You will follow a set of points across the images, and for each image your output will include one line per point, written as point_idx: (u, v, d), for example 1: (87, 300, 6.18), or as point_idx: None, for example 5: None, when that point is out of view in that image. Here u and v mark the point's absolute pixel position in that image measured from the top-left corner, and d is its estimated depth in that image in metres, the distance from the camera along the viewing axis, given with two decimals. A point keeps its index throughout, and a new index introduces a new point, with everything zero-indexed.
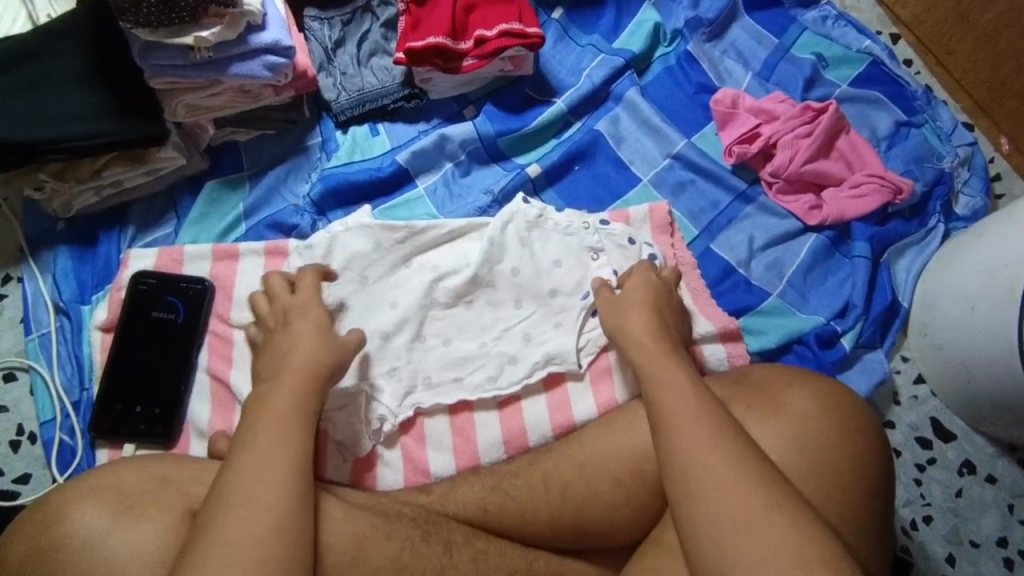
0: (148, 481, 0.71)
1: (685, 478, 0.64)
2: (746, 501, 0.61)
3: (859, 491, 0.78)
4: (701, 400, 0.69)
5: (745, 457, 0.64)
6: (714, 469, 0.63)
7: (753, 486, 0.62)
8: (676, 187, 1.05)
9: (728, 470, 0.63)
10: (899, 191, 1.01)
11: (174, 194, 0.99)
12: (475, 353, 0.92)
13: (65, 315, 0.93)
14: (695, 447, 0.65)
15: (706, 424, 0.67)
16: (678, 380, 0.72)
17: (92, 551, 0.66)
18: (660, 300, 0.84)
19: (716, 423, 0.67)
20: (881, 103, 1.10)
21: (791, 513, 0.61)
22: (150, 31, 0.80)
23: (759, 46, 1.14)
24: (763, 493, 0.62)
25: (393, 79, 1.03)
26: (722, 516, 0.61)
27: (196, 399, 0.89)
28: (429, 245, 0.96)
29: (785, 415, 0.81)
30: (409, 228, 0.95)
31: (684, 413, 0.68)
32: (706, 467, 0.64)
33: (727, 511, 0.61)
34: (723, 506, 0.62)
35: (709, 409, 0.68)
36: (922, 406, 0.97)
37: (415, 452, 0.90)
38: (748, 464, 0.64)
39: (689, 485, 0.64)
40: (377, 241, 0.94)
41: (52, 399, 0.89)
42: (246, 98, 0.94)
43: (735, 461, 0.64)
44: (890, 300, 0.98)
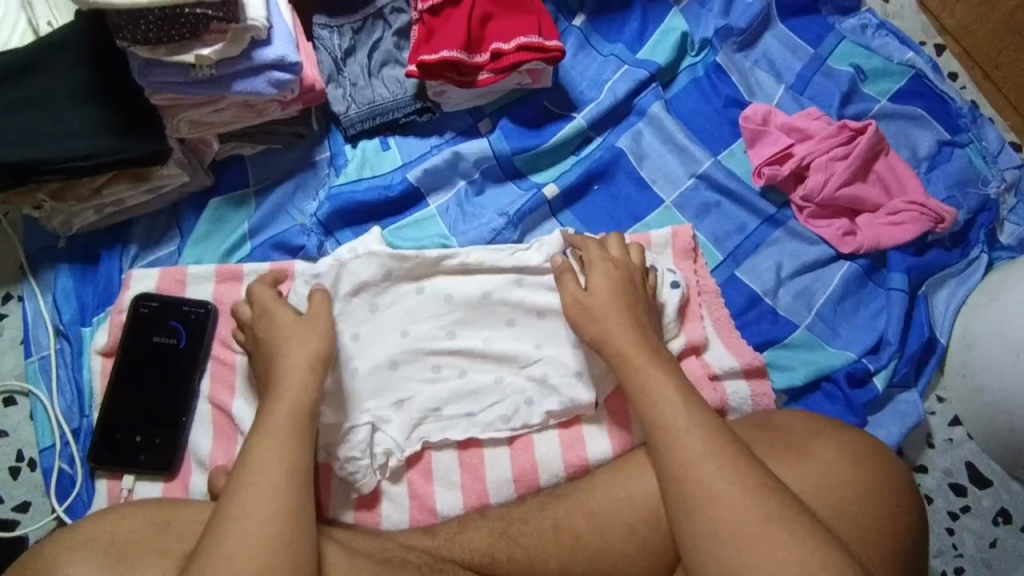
0: (149, 525, 0.70)
1: (682, 492, 0.69)
2: (744, 511, 0.66)
3: (887, 550, 0.75)
4: (688, 410, 0.73)
5: (737, 467, 0.68)
6: (714, 486, 0.67)
7: (748, 499, 0.66)
8: (700, 209, 0.99)
9: (724, 483, 0.67)
10: (941, 220, 0.95)
11: (177, 211, 0.96)
12: (489, 387, 0.89)
13: (65, 338, 0.90)
14: (685, 461, 0.70)
15: (699, 436, 0.70)
16: (667, 394, 0.74)
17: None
18: (632, 290, 0.83)
19: (707, 434, 0.70)
20: (923, 120, 1.03)
21: (785, 519, 0.65)
22: (150, 48, 0.75)
23: (793, 57, 1.07)
24: (760, 502, 0.66)
25: (405, 91, 0.99)
26: (721, 526, 0.66)
27: (198, 428, 0.86)
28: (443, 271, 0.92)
29: (811, 464, 0.77)
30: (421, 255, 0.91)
31: (674, 427, 0.71)
32: (705, 480, 0.68)
33: (722, 525, 0.66)
34: (717, 520, 0.66)
35: (696, 419, 0.72)
36: (956, 450, 0.92)
37: (422, 489, 0.87)
38: (740, 474, 0.68)
39: (686, 499, 0.68)
40: (388, 270, 0.90)
41: (52, 425, 0.87)
42: (251, 113, 0.89)
43: (719, 468, 0.68)
44: (927, 338, 0.92)
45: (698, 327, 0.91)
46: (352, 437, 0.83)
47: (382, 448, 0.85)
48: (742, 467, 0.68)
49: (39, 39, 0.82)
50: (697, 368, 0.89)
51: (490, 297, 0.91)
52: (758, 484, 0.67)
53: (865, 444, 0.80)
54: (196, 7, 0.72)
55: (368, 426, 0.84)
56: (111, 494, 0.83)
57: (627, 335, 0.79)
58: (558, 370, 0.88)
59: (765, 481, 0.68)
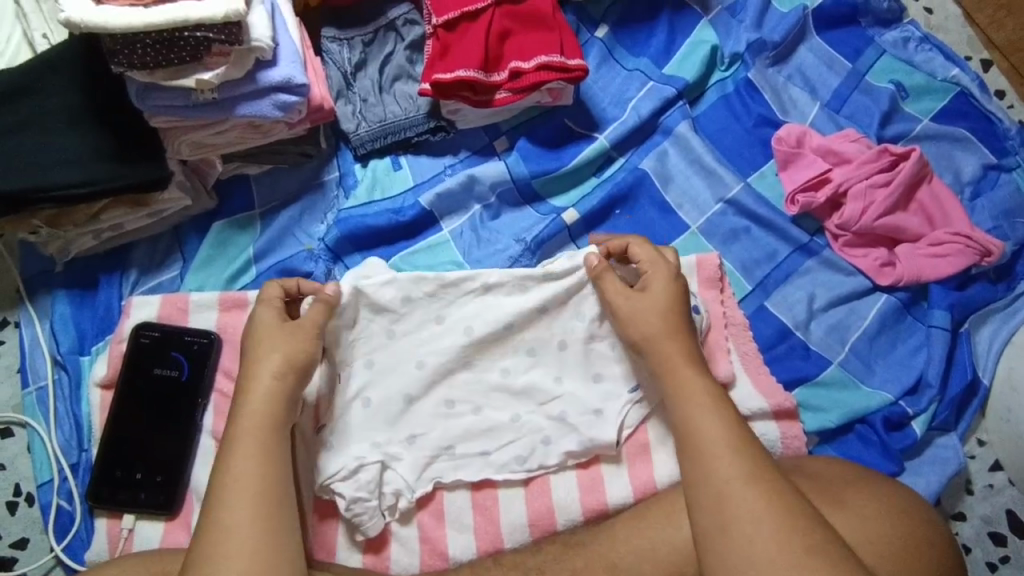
0: None
1: (718, 510, 0.65)
2: (784, 538, 0.62)
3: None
4: (731, 426, 0.69)
5: (780, 491, 0.64)
6: (754, 507, 0.63)
7: (789, 527, 0.63)
8: (729, 236, 0.94)
9: (764, 506, 0.63)
10: (987, 253, 0.90)
11: (179, 234, 0.92)
12: (505, 425, 0.84)
13: (63, 368, 0.87)
14: (729, 479, 0.65)
15: (742, 454, 0.67)
16: (710, 408, 0.70)
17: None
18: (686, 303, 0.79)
19: (748, 455, 0.67)
20: (968, 142, 0.97)
21: (827, 553, 0.62)
22: (147, 73, 0.71)
23: (830, 72, 1.01)
24: (801, 531, 0.62)
25: (418, 108, 0.93)
26: (759, 550, 0.62)
27: (200, 464, 0.82)
28: (461, 298, 0.86)
29: (852, 513, 0.72)
30: (440, 280, 0.85)
31: (717, 446, 0.67)
32: (744, 503, 0.64)
33: (762, 549, 0.62)
34: (757, 544, 0.62)
35: (740, 436, 0.68)
36: (997, 496, 0.87)
37: (432, 532, 0.82)
38: (783, 498, 0.64)
39: (722, 518, 0.64)
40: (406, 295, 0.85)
41: (49, 459, 0.84)
42: (257, 134, 0.84)
43: (766, 492, 0.64)
44: (969, 379, 0.87)
45: (727, 363, 0.85)
46: (360, 476, 0.79)
47: (391, 488, 0.81)
48: (786, 493, 0.64)
49: (36, 57, 0.78)
50: None
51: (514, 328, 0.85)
52: (801, 513, 0.63)
53: (903, 494, 0.75)
54: (195, 29, 0.68)
55: (377, 465, 0.80)
56: (110, 534, 0.80)
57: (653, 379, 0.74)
58: (578, 409, 0.84)
59: (808, 509, 0.64)
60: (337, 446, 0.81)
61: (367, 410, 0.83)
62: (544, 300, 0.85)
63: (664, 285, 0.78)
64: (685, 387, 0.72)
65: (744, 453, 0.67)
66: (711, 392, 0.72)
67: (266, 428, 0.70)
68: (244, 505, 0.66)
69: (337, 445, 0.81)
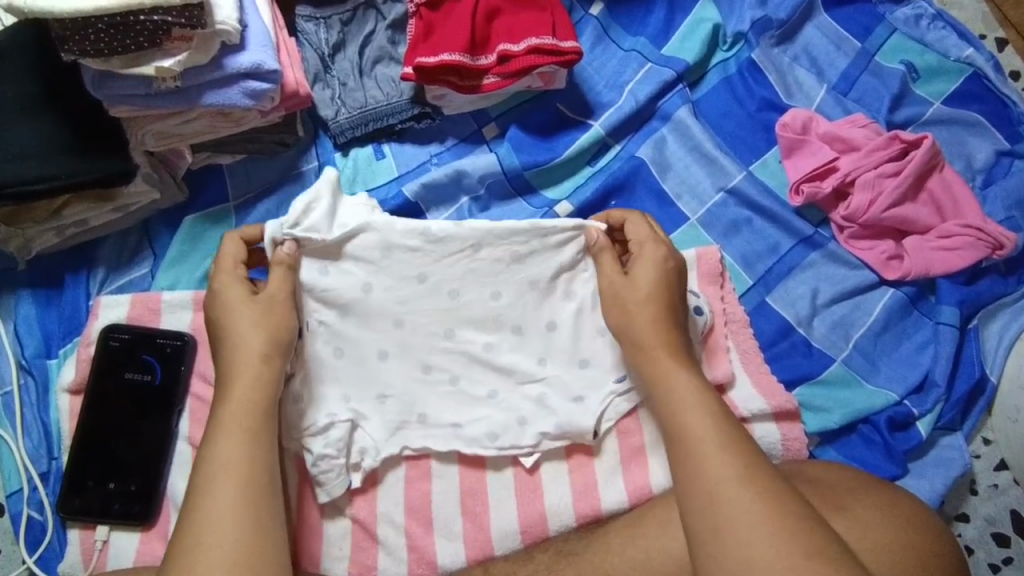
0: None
1: (713, 511, 0.61)
2: (782, 538, 0.58)
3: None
4: (722, 426, 0.65)
5: (775, 490, 0.61)
6: (745, 512, 0.60)
7: (786, 527, 0.59)
8: (729, 228, 0.90)
9: (760, 504, 0.60)
10: (998, 246, 0.85)
11: (149, 229, 0.86)
12: (483, 399, 0.82)
13: (29, 373, 0.82)
14: (722, 478, 0.62)
15: (735, 454, 0.63)
16: (702, 403, 0.67)
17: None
18: (675, 290, 0.76)
19: (743, 454, 0.63)
20: (980, 127, 0.93)
21: (828, 556, 0.58)
22: (103, 61, 0.66)
23: (838, 51, 0.96)
24: (798, 531, 0.59)
25: (401, 93, 0.88)
26: (756, 553, 0.58)
27: (176, 474, 0.79)
28: (445, 254, 0.80)
29: (849, 520, 0.69)
30: (425, 235, 0.80)
31: (710, 442, 0.64)
32: (741, 502, 0.60)
33: (757, 552, 0.58)
34: (755, 547, 0.58)
35: (731, 436, 0.65)
36: (1002, 496, 0.84)
37: (420, 541, 0.79)
38: (778, 497, 0.60)
39: (717, 520, 0.60)
40: (386, 253, 0.80)
41: (18, 469, 0.79)
42: (227, 122, 0.79)
43: (761, 490, 0.61)
44: (977, 378, 0.84)
45: (725, 363, 0.82)
46: (330, 433, 0.77)
47: (359, 445, 0.79)
48: (787, 503, 0.60)
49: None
50: None
51: (499, 299, 0.81)
52: (798, 514, 0.60)
53: (901, 499, 0.72)
54: (152, 13, 0.62)
55: (346, 425, 0.78)
56: (84, 545, 0.77)
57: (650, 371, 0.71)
58: (576, 407, 0.80)
59: (801, 512, 0.60)
60: (309, 398, 0.78)
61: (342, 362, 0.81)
62: (531, 277, 0.81)
63: (654, 269, 0.75)
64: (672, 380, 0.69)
65: (736, 448, 0.63)
66: (696, 388, 0.69)
67: (234, 426, 0.66)
68: (215, 509, 0.62)
69: (309, 396, 0.79)
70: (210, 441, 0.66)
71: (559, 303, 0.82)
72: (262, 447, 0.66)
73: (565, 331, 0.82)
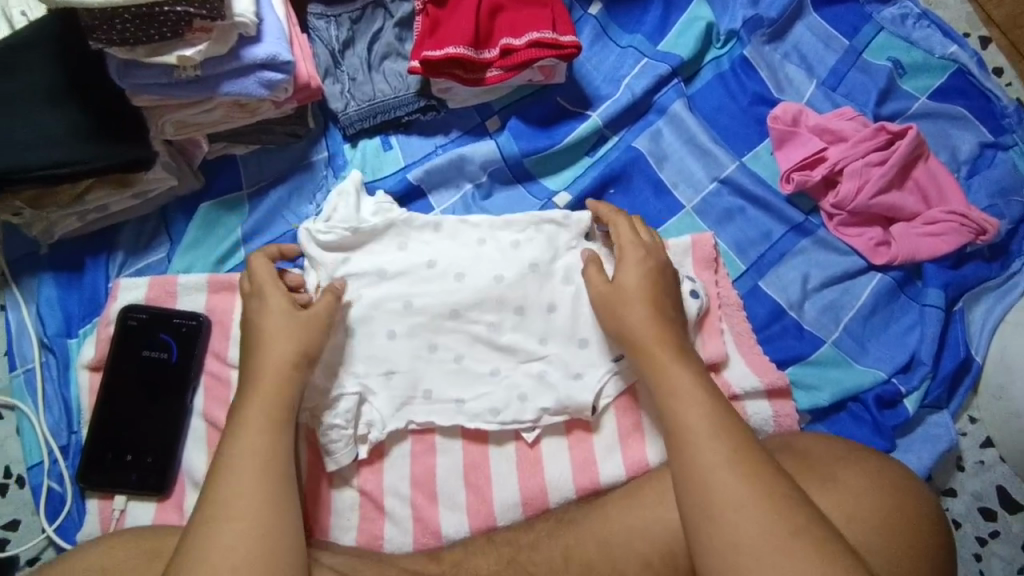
0: (141, 554, 0.71)
1: (702, 492, 0.64)
2: (767, 519, 0.61)
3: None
4: (714, 413, 0.68)
5: (762, 472, 0.64)
6: (738, 501, 0.63)
7: (771, 508, 0.62)
8: (723, 216, 0.93)
9: (747, 487, 0.63)
10: (982, 232, 0.89)
11: (166, 215, 0.90)
12: (484, 376, 0.85)
13: (51, 351, 0.86)
14: (711, 461, 0.65)
15: (725, 439, 0.66)
16: (693, 389, 0.70)
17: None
18: (662, 288, 0.80)
19: (733, 438, 0.66)
20: (964, 120, 0.96)
21: (810, 533, 0.61)
22: (128, 49, 0.70)
23: (827, 49, 0.99)
24: (784, 512, 0.62)
25: (408, 87, 0.92)
26: (741, 532, 0.61)
27: (191, 447, 0.83)
28: (453, 244, 0.88)
29: (834, 491, 0.72)
30: (437, 227, 0.89)
31: (701, 426, 0.67)
32: (728, 484, 0.63)
33: (743, 531, 0.61)
34: (741, 525, 0.62)
35: (724, 423, 0.67)
36: (987, 473, 0.87)
37: (425, 510, 0.83)
38: (765, 479, 0.64)
39: (706, 500, 0.64)
40: (403, 241, 0.88)
41: (39, 442, 0.83)
42: (243, 113, 0.84)
43: (749, 473, 0.64)
44: (962, 357, 0.87)
45: (719, 344, 0.85)
46: (340, 405, 0.81)
47: (366, 419, 0.83)
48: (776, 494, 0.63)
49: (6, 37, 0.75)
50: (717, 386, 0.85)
51: (502, 280, 0.86)
52: (783, 495, 0.63)
53: (888, 471, 0.75)
54: (176, 5, 0.66)
55: (355, 397, 0.82)
56: (102, 514, 0.80)
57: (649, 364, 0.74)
58: (577, 385, 0.83)
59: (792, 499, 0.63)
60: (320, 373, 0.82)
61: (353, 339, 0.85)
62: (534, 259, 0.86)
63: (637, 272, 0.80)
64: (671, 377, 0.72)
65: (725, 431, 0.67)
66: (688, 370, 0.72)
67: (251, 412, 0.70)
68: (230, 488, 0.66)
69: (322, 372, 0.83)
70: (229, 432, 0.70)
71: (559, 284, 0.87)
72: (276, 434, 0.70)
73: (566, 313, 0.86)
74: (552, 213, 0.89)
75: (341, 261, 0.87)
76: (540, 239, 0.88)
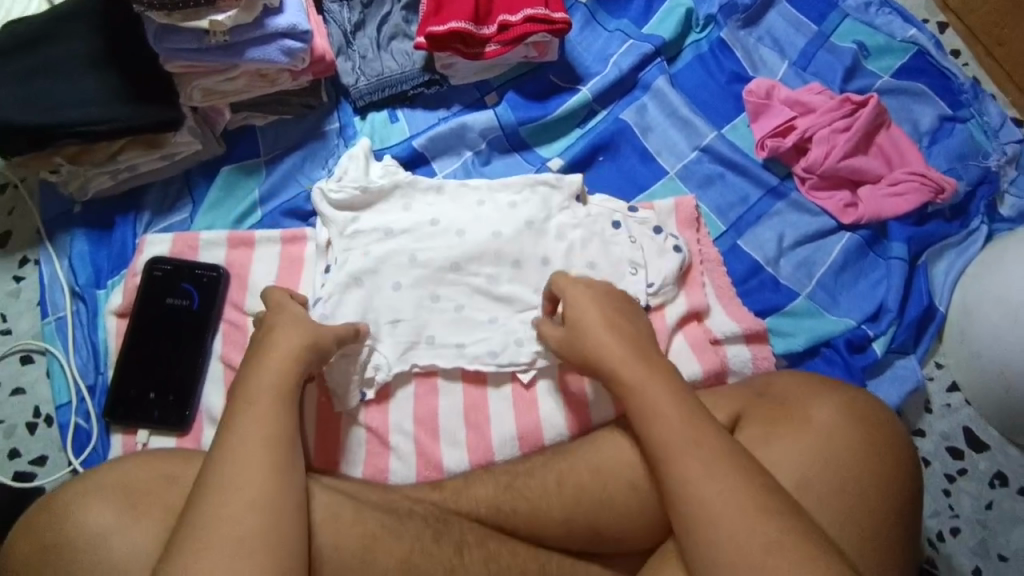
0: (153, 479, 0.77)
1: (682, 499, 0.64)
2: (744, 526, 0.61)
3: (880, 540, 0.73)
4: (692, 423, 0.67)
5: (739, 481, 0.63)
6: (778, 559, 0.59)
7: (751, 517, 0.61)
8: (704, 181, 1.01)
9: (724, 495, 0.62)
10: (941, 191, 0.96)
11: (190, 179, 0.98)
12: (483, 324, 0.91)
13: (81, 299, 0.92)
14: (685, 469, 0.64)
15: (702, 448, 0.65)
16: (670, 399, 0.68)
17: (91, 550, 0.72)
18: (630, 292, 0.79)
19: (710, 448, 0.65)
20: (925, 96, 1.05)
21: (792, 541, 0.60)
22: (165, 14, 0.78)
23: (797, 33, 1.09)
24: (764, 519, 0.61)
25: (413, 64, 1.01)
26: (722, 538, 0.61)
27: (210, 388, 0.88)
28: (455, 205, 0.95)
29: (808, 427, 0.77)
30: (440, 189, 0.96)
31: (677, 437, 0.66)
32: (707, 491, 0.63)
33: (725, 536, 0.61)
34: (720, 531, 0.61)
35: (701, 433, 0.66)
36: (954, 414, 0.95)
37: (428, 446, 0.89)
38: (743, 486, 0.62)
39: (686, 507, 0.63)
40: (408, 203, 0.96)
41: (68, 383, 0.89)
42: (263, 82, 0.92)
43: (727, 480, 0.63)
44: (926, 305, 0.94)
45: (700, 294, 0.93)
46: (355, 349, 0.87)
47: (372, 362, 0.89)
48: (813, 536, 0.60)
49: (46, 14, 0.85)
50: (700, 332, 0.91)
51: (501, 235, 0.93)
52: (764, 501, 0.62)
53: (866, 404, 0.79)
54: None
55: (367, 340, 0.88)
56: (126, 447, 0.86)
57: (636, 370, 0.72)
58: None
59: (780, 505, 0.62)
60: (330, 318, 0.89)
61: (361, 290, 0.91)
62: (530, 217, 0.94)
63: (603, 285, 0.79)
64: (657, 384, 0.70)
65: (701, 439, 0.65)
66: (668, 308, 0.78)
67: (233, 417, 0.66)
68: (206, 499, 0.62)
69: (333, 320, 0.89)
70: (212, 465, 0.63)
71: (553, 239, 0.94)
72: (271, 460, 0.64)
73: (559, 265, 0.93)
74: (545, 176, 0.96)
75: (350, 220, 0.94)
76: (535, 200, 0.95)
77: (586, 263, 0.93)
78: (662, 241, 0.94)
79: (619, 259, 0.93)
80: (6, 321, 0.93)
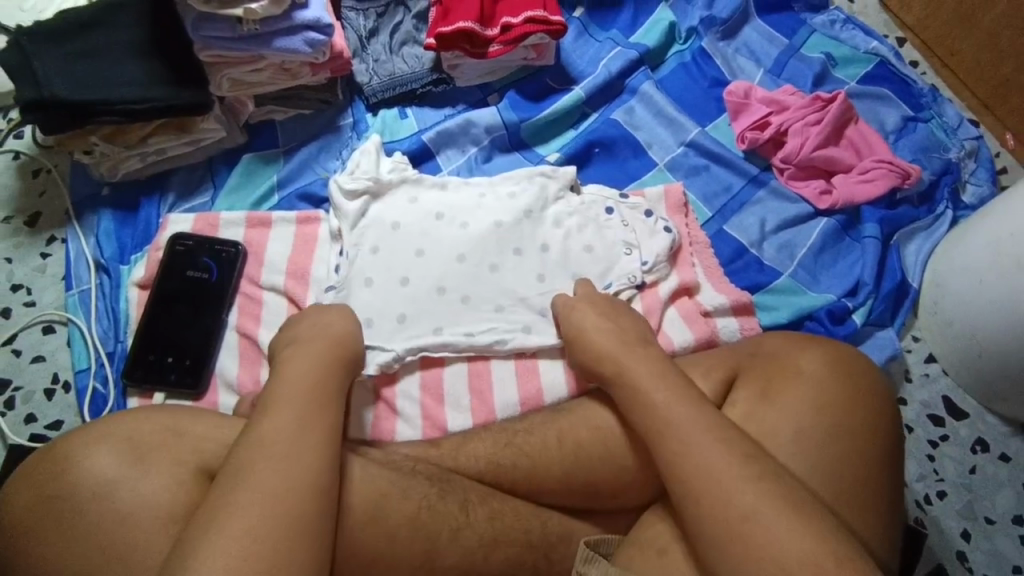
0: (159, 431, 0.72)
1: (687, 478, 0.65)
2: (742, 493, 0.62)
3: (867, 488, 0.74)
4: (698, 410, 0.69)
5: (737, 453, 0.65)
6: (789, 536, 0.59)
7: (751, 487, 0.62)
8: (690, 172, 1.09)
9: (725, 468, 0.64)
10: (907, 176, 1.06)
11: (212, 166, 1.05)
12: (489, 314, 0.94)
13: (105, 272, 0.97)
14: (686, 448, 0.67)
15: (706, 431, 0.67)
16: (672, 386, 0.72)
17: (101, 495, 0.67)
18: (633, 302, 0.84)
19: (711, 426, 0.68)
20: (888, 99, 1.15)
21: (787, 504, 0.61)
22: (204, 2, 0.86)
23: (770, 44, 1.20)
24: (766, 489, 0.62)
25: (422, 65, 1.10)
26: (729, 505, 0.62)
27: (224, 355, 0.92)
28: (457, 202, 1.01)
29: (795, 383, 0.78)
30: (444, 185, 1.02)
31: (680, 421, 0.69)
32: (708, 464, 0.65)
33: (729, 507, 0.62)
34: (720, 496, 0.63)
35: (705, 420, 0.68)
36: (933, 384, 1.00)
37: (432, 410, 0.92)
38: (737, 454, 0.65)
39: (692, 484, 0.65)
40: (413, 197, 1.00)
41: (88, 350, 0.93)
42: (285, 76, 1.01)
43: (726, 453, 0.65)
44: (899, 280, 1.01)
45: (690, 270, 0.99)
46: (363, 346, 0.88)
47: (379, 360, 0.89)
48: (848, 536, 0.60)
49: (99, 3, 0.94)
50: (690, 305, 0.96)
51: (502, 224, 0.98)
52: (760, 470, 0.64)
53: (860, 365, 0.81)
54: None
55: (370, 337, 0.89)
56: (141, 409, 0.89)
57: (657, 389, 0.72)
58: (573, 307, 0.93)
59: (775, 474, 0.64)
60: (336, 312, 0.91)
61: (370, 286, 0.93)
62: (528, 206, 1.00)
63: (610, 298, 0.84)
64: (682, 408, 0.69)
65: (700, 418, 0.68)
66: None
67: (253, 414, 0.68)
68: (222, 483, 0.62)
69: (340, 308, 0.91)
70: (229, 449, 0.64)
71: (550, 227, 1.00)
72: (288, 453, 0.64)
73: (557, 249, 0.98)
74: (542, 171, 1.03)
75: (359, 215, 0.98)
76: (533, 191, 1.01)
77: (583, 246, 0.99)
78: (652, 224, 1.00)
79: (614, 241, 0.99)
80: (31, 294, 0.98)
